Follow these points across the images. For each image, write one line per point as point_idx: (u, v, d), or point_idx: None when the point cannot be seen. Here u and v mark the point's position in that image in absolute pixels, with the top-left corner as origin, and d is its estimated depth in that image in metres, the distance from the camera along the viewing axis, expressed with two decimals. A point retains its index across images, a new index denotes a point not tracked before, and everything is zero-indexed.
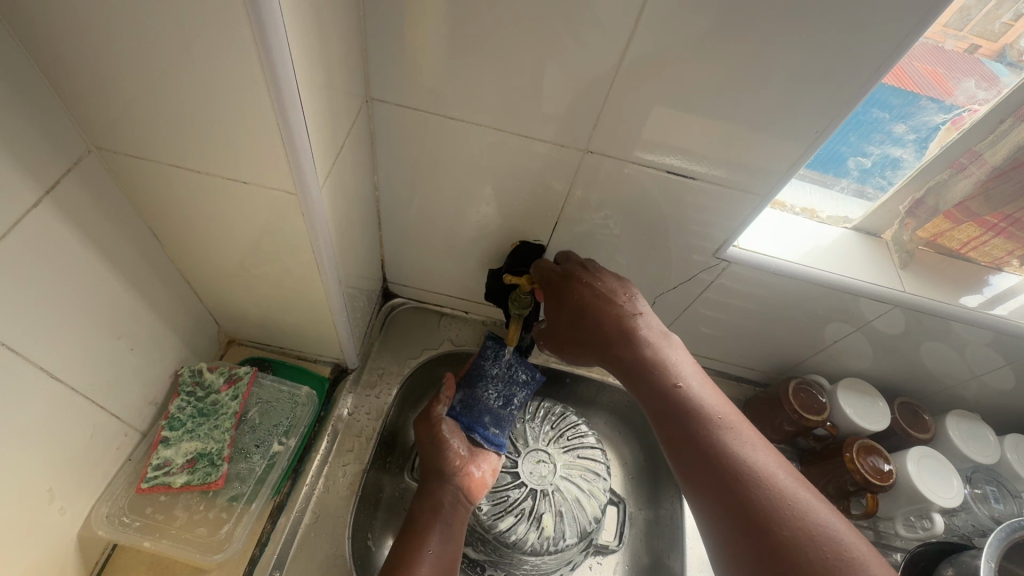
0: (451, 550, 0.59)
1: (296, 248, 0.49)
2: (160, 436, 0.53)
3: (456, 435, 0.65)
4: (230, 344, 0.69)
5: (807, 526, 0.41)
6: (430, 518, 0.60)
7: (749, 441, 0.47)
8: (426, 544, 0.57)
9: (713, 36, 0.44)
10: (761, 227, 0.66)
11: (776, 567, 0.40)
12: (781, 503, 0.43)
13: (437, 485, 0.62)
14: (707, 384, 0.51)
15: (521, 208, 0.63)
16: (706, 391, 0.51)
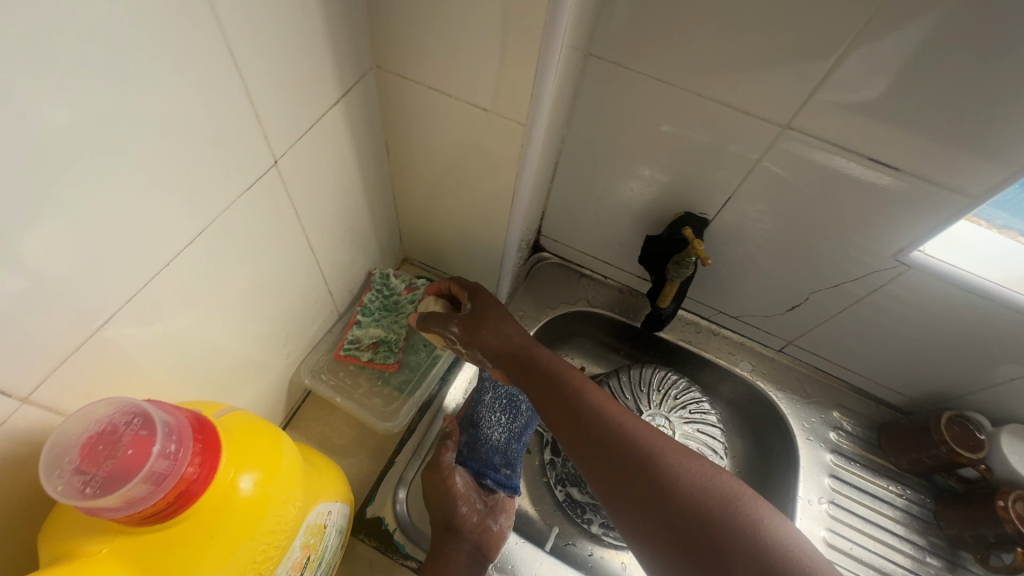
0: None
1: (498, 181, 0.56)
2: (355, 318, 0.64)
3: (468, 487, 0.60)
4: (404, 261, 0.79)
5: (716, 514, 0.41)
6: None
7: (659, 448, 0.46)
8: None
9: (979, 24, 0.41)
10: (954, 239, 0.61)
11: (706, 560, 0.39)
12: (708, 507, 0.41)
13: (449, 545, 0.56)
14: (617, 412, 0.50)
15: (696, 181, 0.65)
16: (628, 432, 0.48)
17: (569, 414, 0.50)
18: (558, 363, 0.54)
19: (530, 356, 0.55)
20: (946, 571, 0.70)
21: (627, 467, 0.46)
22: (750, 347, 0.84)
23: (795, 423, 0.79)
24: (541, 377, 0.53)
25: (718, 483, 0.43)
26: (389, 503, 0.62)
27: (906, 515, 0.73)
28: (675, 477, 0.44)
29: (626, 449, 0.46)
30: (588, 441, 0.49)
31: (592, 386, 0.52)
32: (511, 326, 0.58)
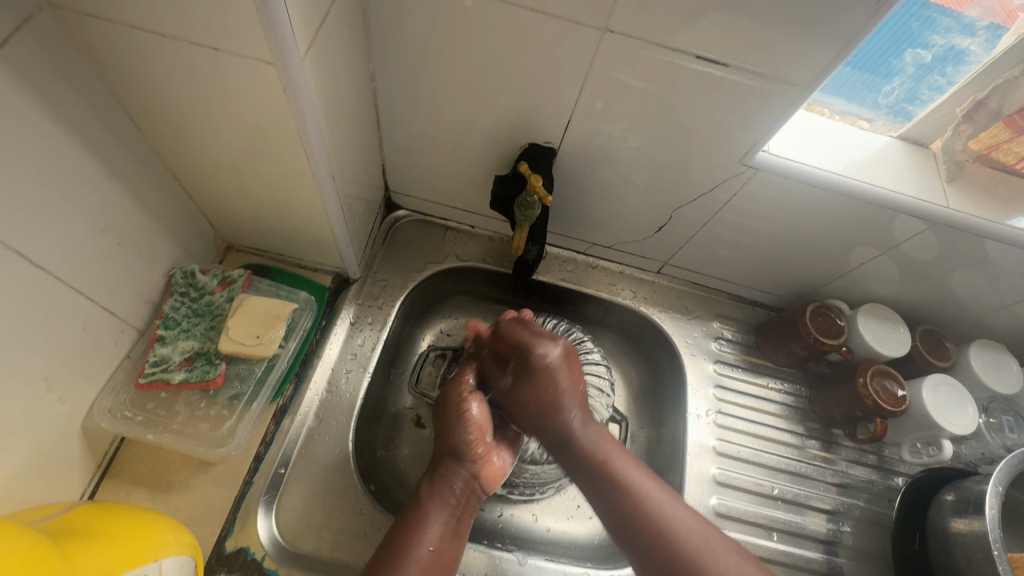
0: (447, 558, 0.51)
1: (281, 137, 0.45)
2: (156, 334, 0.53)
3: (483, 417, 0.60)
4: (228, 250, 0.67)
5: (708, 563, 0.49)
6: (434, 502, 0.54)
7: (687, 534, 0.51)
8: (423, 537, 0.51)
9: None
10: (794, 133, 0.60)
11: None
12: (704, 559, 0.49)
13: (450, 470, 0.56)
14: (661, 499, 0.54)
15: (531, 105, 0.57)
16: (665, 531, 0.51)
17: (604, 500, 0.55)
18: (593, 438, 0.58)
19: (571, 434, 0.58)
20: (823, 450, 0.75)
21: (651, 561, 0.51)
22: (630, 274, 0.82)
23: (679, 340, 0.79)
24: (580, 454, 0.57)
25: (700, 521, 0.53)
26: (252, 528, 0.55)
27: (786, 407, 0.77)
28: (705, 573, 0.49)
29: (654, 540, 0.51)
30: (615, 526, 0.53)
31: (629, 462, 0.57)
32: (564, 379, 0.59)
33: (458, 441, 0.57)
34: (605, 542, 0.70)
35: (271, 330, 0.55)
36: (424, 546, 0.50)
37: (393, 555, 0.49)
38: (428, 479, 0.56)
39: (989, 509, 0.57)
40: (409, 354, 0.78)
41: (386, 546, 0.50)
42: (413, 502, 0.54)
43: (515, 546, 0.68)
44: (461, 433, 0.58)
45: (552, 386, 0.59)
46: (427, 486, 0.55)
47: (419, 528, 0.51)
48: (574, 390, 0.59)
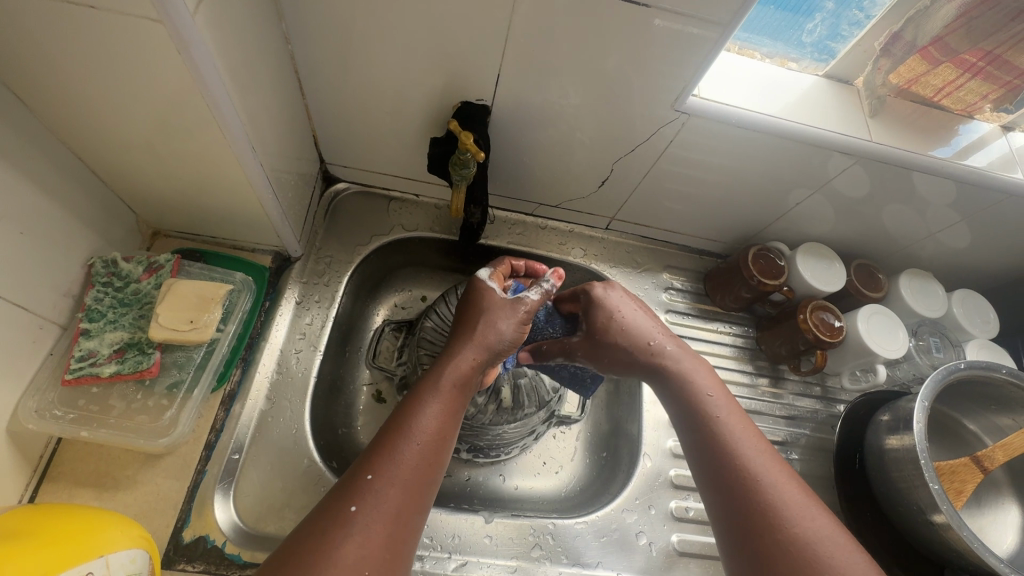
0: (450, 429, 0.45)
1: (185, 104, 0.42)
2: (79, 329, 0.50)
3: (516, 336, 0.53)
4: (156, 236, 0.63)
5: (772, 503, 0.44)
6: (446, 368, 0.48)
7: (756, 455, 0.47)
8: (428, 406, 0.45)
9: None
10: (724, 77, 0.60)
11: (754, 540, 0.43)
12: (768, 498, 0.44)
13: (473, 332, 0.51)
14: (735, 423, 0.50)
15: (459, 61, 0.55)
16: (742, 449, 0.47)
17: (694, 422, 0.51)
18: (688, 365, 0.55)
19: (661, 365, 0.55)
20: (771, 386, 0.78)
21: (723, 480, 0.46)
22: (579, 232, 0.82)
23: (632, 294, 0.81)
24: (673, 380, 0.54)
25: (775, 463, 0.47)
26: (211, 516, 0.53)
27: (736, 349, 0.80)
28: (779, 493, 0.44)
29: (727, 460, 0.47)
30: (701, 447, 0.49)
31: (726, 398, 0.52)
32: (640, 319, 0.57)
33: (483, 319, 0.51)
34: (572, 494, 0.72)
35: (206, 314, 0.53)
36: (427, 417, 0.44)
37: (392, 431, 0.43)
38: (451, 342, 0.51)
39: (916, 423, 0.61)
40: (363, 330, 0.77)
41: (390, 419, 0.45)
42: (429, 369, 0.49)
43: (482, 505, 0.69)
44: (500, 318, 0.52)
45: (631, 334, 0.57)
46: (446, 352, 0.50)
47: (424, 400, 0.45)
48: (661, 330, 0.57)
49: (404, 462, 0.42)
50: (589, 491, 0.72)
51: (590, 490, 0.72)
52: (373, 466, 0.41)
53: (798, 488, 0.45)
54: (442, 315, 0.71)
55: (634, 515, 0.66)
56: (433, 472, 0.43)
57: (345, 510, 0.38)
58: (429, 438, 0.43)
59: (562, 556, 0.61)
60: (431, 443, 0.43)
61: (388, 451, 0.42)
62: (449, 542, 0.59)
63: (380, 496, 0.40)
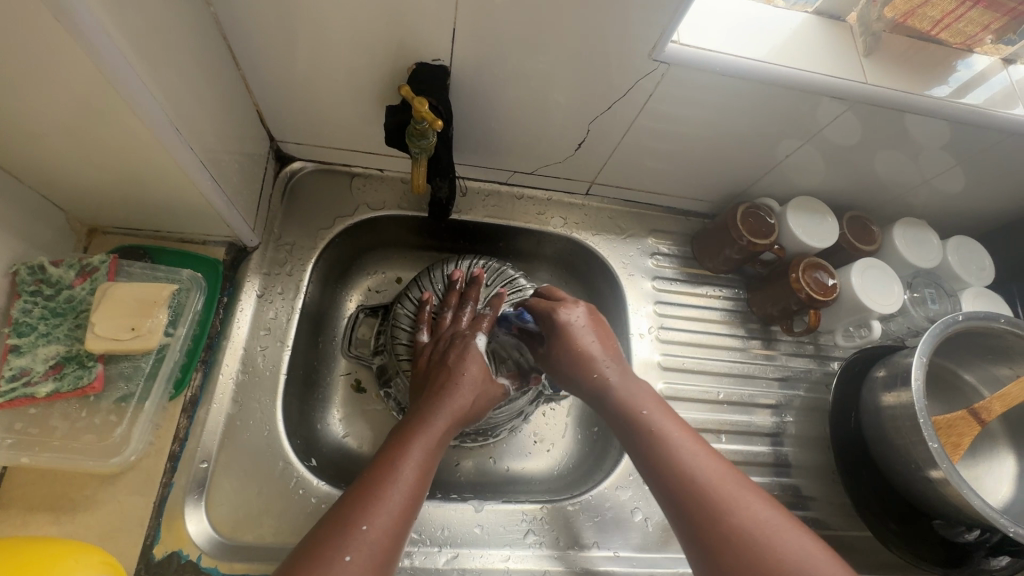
0: (430, 475, 0.45)
1: (80, 79, 0.36)
2: (7, 345, 0.45)
3: (486, 383, 0.54)
4: (93, 235, 0.57)
5: (723, 509, 0.41)
6: (429, 417, 0.48)
7: (715, 478, 0.43)
8: (412, 453, 0.45)
9: None
10: (705, 19, 0.55)
11: (717, 553, 0.40)
12: (720, 507, 0.41)
13: (453, 384, 0.52)
14: (690, 447, 0.46)
15: (411, 15, 0.49)
16: (692, 474, 0.44)
17: (642, 454, 0.47)
18: (630, 388, 0.52)
19: (608, 391, 0.52)
20: (764, 348, 0.76)
21: (678, 514, 0.43)
22: (558, 199, 0.77)
23: (617, 263, 0.77)
24: (617, 407, 0.51)
25: (718, 463, 0.45)
26: (182, 530, 0.50)
27: (727, 312, 0.77)
28: (738, 518, 0.40)
29: (679, 490, 0.43)
30: (652, 479, 0.46)
31: (668, 417, 0.49)
32: (590, 342, 0.55)
33: (462, 377, 0.52)
34: (564, 472, 0.71)
35: (149, 319, 0.49)
36: (409, 465, 0.44)
37: (378, 476, 0.43)
38: (428, 393, 0.52)
39: (915, 380, 0.58)
40: (336, 318, 0.73)
41: (375, 463, 0.44)
42: (406, 422, 0.49)
43: (473, 493, 0.66)
44: (469, 368, 0.54)
45: (578, 348, 0.55)
46: (425, 403, 0.50)
47: (407, 447, 0.45)
48: (607, 352, 0.55)
49: (391, 509, 0.41)
50: (582, 469, 0.70)
51: (583, 468, 0.70)
52: (364, 515, 0.40)
53: (765, 506, 0.41)
54: (416, 300, 0.66)
55: (629, 492, 0.64)
56: (416, 515, 0.42)
57: (337, 560, 0.37)
58: (413, 487, 0.43)
59: (556, 540, 0.59)
60: (415, 490, 0.43)
61: (377, 498, 0.41)
62: (438, 535, 0.57)
63: (372, 545, 0.38)
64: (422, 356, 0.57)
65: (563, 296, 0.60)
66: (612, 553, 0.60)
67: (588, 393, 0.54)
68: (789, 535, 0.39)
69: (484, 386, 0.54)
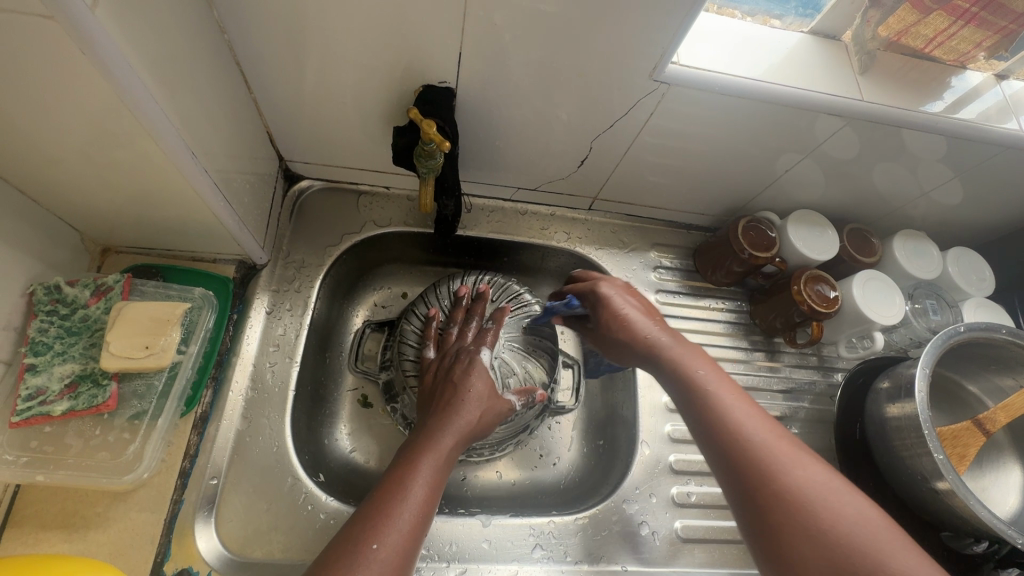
0: (439, 492, 0.46)
1: (103, 110, 0.37)
2: (24, 365, 0.46)
3: (492, 399, 0.55)
4: (107, 253, 0.59)
5: (782, 473, 0.40)
6: (437, 434, 0.49)
7: (770, 441, 0.43)
8: (421, 472, 0.46)
9: None
10: (703, 40, 0.56)
11: (777, 519, 0.39)
12: (782, 472, 0.40)
13: (460, 401, 0.52)
14: (744, 411, 0.45)
15: (418, 40, 0.50)
16: (747, 434, 0.43)
17: (693, 411, 0.47)
18: (683, 351, 0.51)
19: (660, 351, 0.52)
20: (767, 360, 0.76)
21: (731, 470, 0.43)
22: (561, 214, 0.78)
23: (620, 276, 0.78)
24: (669, 367, 0.50)
25: (775, 428, 0.44)
26: (192, 547, 0.51)
27: (730, 324, 0.78)
28: (795, 480, 0.40)
29: (733, 445, 0.43)
30: (708, 442, 0.45)
31: (723, 379, 0.48)
32: (634, 312, 0.56)
33: (468, 395, 0.53)
34: (571, 486, 0.71)
35: (163, 338, 0.50)
36: (417, 484, 0.45)
37: (388, 495, 0.43)
38: (435, 410, 0.52)
39: (918, 391, 0.59)
40: (343, 334, 0.73)
41: (385, 481, 0.45)
42: (414, 439, 0.50)
43: (479, 507, 0.66)
44: (473, 384, 0.54)
45: (623, 319, 0.56)
46: (432, 420, 0.51)
47: (415, 465, 0.46)
48: (653, 321, 0.55)
49: (401, 527, 0.41)
50: (588, 482, 0.70)
51: (590, 481, 0.70)
52: (374, 534, 0.40)
53: (824, 473, 0.41)
54: (422, 316, 0.67)
55: (636, 505, 0.64)
56: (425, 534, 0.43)
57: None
58: (422, 504, 0.44)
59: (564, 555, 0.59)
60: (424, 508, 0.44)
61: (388, 516, 0.42)
62: (446, 550, 0.57)
63: (384, 563, 0.39)
64: (429, 371, 0.58)
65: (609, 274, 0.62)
66: (619, 567, 0.60)
67: (638, 357, 0.54)
68: (846, 498, 0.39)
69: (490, 402, 0.54)
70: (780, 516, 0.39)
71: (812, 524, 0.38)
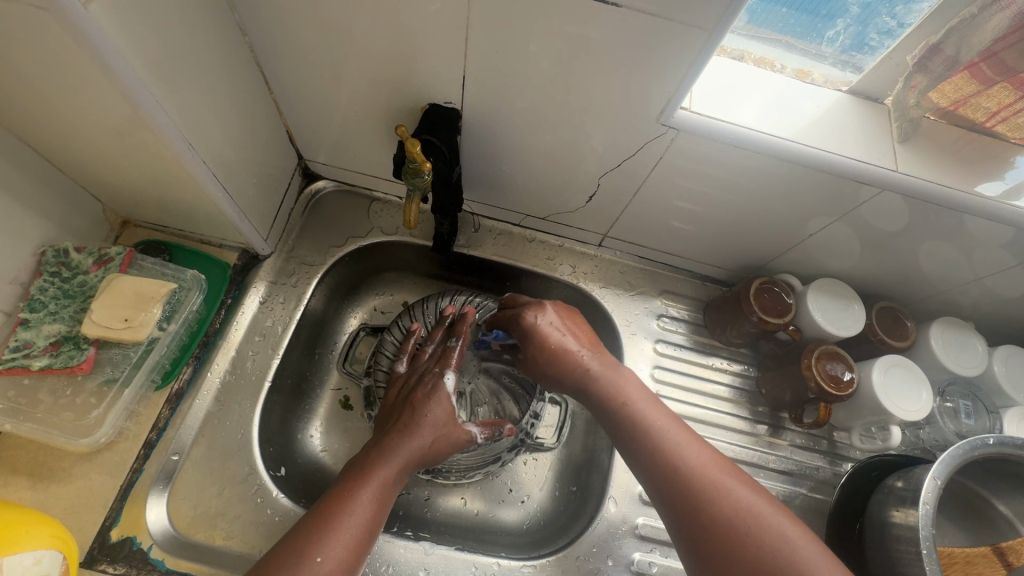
0: (384, 511, 0.47)
1: (102, 98, 0.39)
2: (19, 318, 0.49)
3: (451, 423, 0.54)
4: (126, 226, 0.63)
5: (721, 505, 0.42)
6: (389, 453, 0.50)
7: (703, 476, 0.44)
8: (368, 488, 0.47)
9: None
10: (724, 88, 0.53)
11: (712, 554, 0.40)
12: (716, 504, 0.42)
13: (417, 424, 0.52)
14: (685, 444, 0.46)
15: (425, 59, 0.51)
16: (682, 473, 0.44)
17: (630, 448, 0.48)
18: (615, 380, 0.52)
19: (592, 383, 0.53)
20: (768, 435, 0.70)
21: (664, 497, 0.45)
22: (571, 247, 0.77)
23: (621, 319, 0.75)
24: (603, 400, 0.52)
25: (706, 459, 0.45)
26: (140, 516, 0.52)
27: (734, 389, 0.73)
28: (723, 509, 0.41)
29: (664, 475, 0.45)
30: (649, 479, 0.46)
31: (656, 410, 0.49)
32: (564, 339, 0.56)
33: (424, 418, 0.53)
34: (534, 529, 0.68)
35: (143, 313, 0.52)
36: (362, 501, 0.46)
37: (334, 507, 0.45)
38: (390, 428, 0.53)
39: (922, 504, 0.52)
40: (337, 333, 0.74)
41: (332, 494, 0.46)
42: (367, 453, 0.50)
43: (435, 533, 0.64)
44: (430, 409, 0.54)
45: (547, 343, 0.56)
46: (386, 438, 0.51)
47: (363, 481, 0.47)
48: (583, 345, 0.56)
49: (342, 541, 0.43)
50: (552, 528, 0.67)
51: (554, 527, 0.67)
52: (318, 548, 0.42)
53: (754, 499, 0.42)
54: (405, 329, 0.66)
55: (592, 564, 0.60)
56: (367, 550, 0.44)
57: None
58: (366, 521, 0.45)
59: None
60: (368, 526, 0.45)
61: (330, 531, 0.43)
62: (384, 572, 0.56)
63: None
64: (394, 386, 0.58)
65: (530, 297, 0.60)
66: None
67: (572, 385, 0.55)
68: (778, 529, 0.40)
69: (448, 429, 0.54)
70: (719, 553, 0.40)
71: (739, 547, 0.40)
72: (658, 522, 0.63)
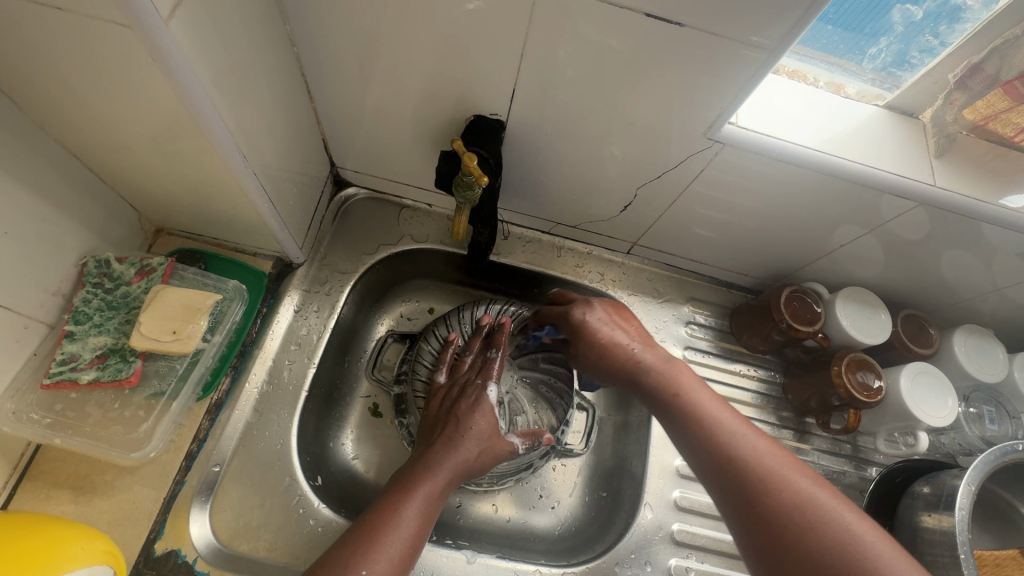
0: (430, 523, 0.47)
1: (167, 112, 0.39)
2: (64, 331, 0.49)
3: (494, 436, 0.54)
4: (159, 233, 0.62)
5: (770, 481, 0.40)
6: (435, 466, 0.50)
7: (753, 454, 0.43)
8: (414, 500, 0.47)
9: None
10: (767, 103, 0.54)
11: (769, 534, 0.38)
12: (767, 482, 0.40)
13: (461, 436, 0.53)
14: (732, 425, 0.46)
15: (474, 72, 0.51)
16: (733, 453, 0.43)
17: (678, 431, 0.48)
18: (665, 367, 0.53)
19: (643, 373, 0.54)
20: (795, 440, 0.72)
21: (718, 484, 0.43)
22: (599, 254, 0.77)
23: (649, 326, 0.75)
24: (652, 387, 0.52)
25: (758, 439, 0.44)
26: (185, 529, 0.52)
27: (760, 395, 0.74)
28: (775, 489, 0.40)
29: (718, 462, 0.43)
30: (699, 464, 0.45)
31: (703, 394, 0.49)
32: (613, 333, 0.58)
33: (468, 431, 0.53)
34: (566, 535, 0.68)
35: (191, 325, 0.52)
36: (408, 513, 0.45)
37: (381, 518, 0.45)
38: (435, 441, 0.53)
39: (958, 510, 0.53)
40: (365, 341, 0.74)
41: (379, 506, 0.46)
42: (412, 466, 0.50)
43: (469, 541, 0.64)
44: (472, 421, 0.54)
45: (600, 337, 0.58)
46: (431, 451, 0.52)
47: (410, 493, 0.47)
48: (633, 339, 0.57)
49: (387, 552, 0.42)
50: (585, 534, 0.68)
51: (586, 533, 0.68)
52: (364, 559, 0.41)
53: (809, 480, 0.40)
54: (441, 338, 0.66)
55: (630, 570, 0.61)
56: (414, 562, 0.44)
57: None
58: (412, 533, 0.45)
59: None
60: (415, 538, 0.45)
61: (378, 542, 0.43)
62: None
63: None
64: (435, 397, 0.58)
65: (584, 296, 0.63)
66: None
67: (624, 377, 0.56)
68: (835, 507, 0.38)
69: (491, 441, 0.54)
70: (776, 532, 0.38)
71: (797, 533, 0.37)
72: (693, 527, 0.64)
